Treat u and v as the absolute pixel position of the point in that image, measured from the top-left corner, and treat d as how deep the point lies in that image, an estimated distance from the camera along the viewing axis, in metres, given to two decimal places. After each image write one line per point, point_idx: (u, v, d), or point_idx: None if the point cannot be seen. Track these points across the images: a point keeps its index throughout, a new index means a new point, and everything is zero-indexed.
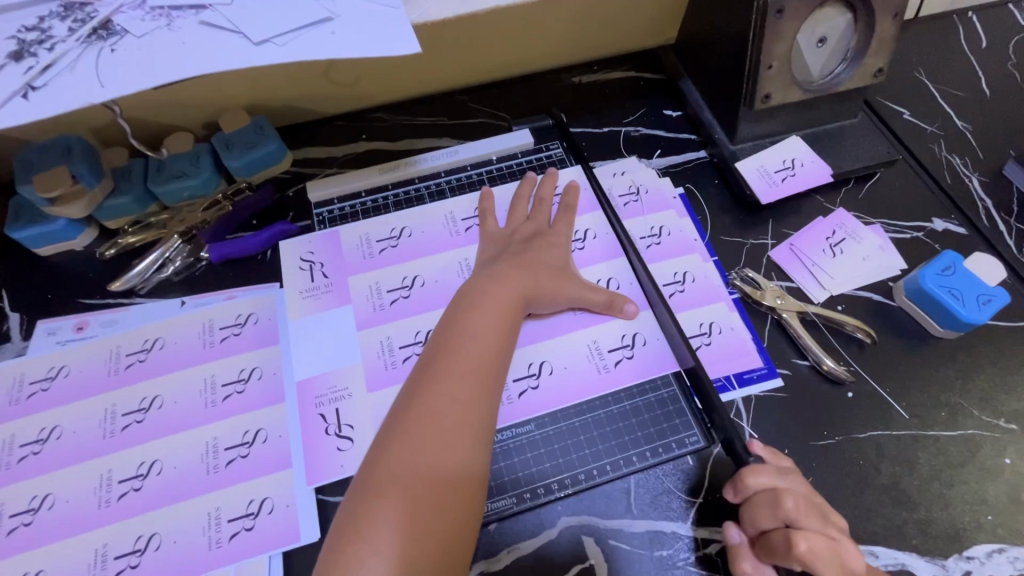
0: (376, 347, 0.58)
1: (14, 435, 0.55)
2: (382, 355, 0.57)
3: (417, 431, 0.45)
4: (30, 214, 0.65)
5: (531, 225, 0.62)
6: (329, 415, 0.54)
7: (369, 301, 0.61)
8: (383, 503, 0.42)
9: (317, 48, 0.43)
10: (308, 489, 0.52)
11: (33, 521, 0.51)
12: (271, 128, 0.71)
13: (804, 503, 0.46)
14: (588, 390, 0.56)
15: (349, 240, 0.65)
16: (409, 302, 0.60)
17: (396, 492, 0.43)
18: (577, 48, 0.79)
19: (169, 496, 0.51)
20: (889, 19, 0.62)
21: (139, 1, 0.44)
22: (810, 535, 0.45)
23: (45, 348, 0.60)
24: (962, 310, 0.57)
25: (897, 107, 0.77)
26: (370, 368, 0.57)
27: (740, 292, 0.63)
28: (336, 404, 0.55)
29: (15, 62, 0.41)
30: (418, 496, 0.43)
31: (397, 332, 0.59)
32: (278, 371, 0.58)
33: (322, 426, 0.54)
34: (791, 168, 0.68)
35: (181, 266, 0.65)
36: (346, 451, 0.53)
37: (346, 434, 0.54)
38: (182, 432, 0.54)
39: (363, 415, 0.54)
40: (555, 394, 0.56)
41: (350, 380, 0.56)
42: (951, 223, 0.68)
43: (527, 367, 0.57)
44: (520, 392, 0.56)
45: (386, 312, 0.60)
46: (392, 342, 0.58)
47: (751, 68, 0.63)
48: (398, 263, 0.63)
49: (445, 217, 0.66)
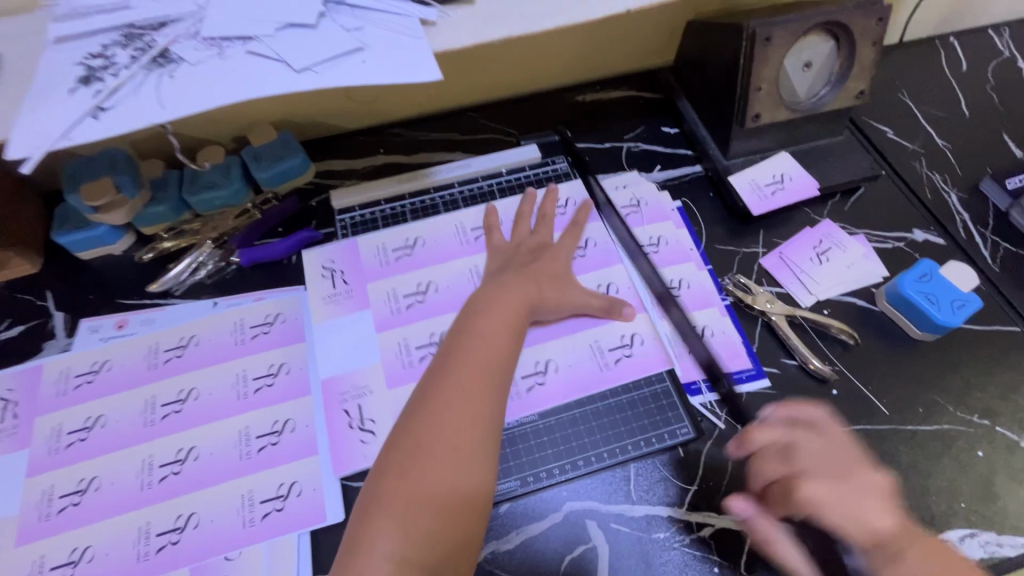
0: (394, 348, 0.63)
1: (62, 423, 0.59)
2: (399, 355, 0.62)
3: (423, 442, 0.48)
4: (74, 220, 0.70)
5: (537, 233, 0.67)
6: (352, 411, 0.59)
7: (386, 305, 0.65)
8: (391, 511, 0.46)
9: (351, 74, 0.48)
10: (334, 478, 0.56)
11: (82, 501, 0.55)
12: (296, 142, 0.76)
13: (816, 452, 0.49)
14: (591, 385, 0.61)
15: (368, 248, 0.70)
16: (424, 305, 0.65)
17: (403, 501, 0.46)
18: (581, 69, 0.84)
19: (206, 479, 0.56)
20: (869, 46, 0.68)
21: (193, 32, 0.49)
22: (813, 481, 0.47)
23: (89, 344, 0.65)
24: (938, 314, 0.62)
25: (881, 126, 0.82)
26: (389, 369, 0.61)
27: (733, 297, 0.67)
28: (360, 401, 0.60)
29: (85, 86, 0.46)
30: (423, 505, 0.46)
31: (411, 333, 0.63)
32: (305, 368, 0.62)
33: (345, 418, 0.59)
34: (781, 182, 0.73)
35: (212, 269, 0.70)
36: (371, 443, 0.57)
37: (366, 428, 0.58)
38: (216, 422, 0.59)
39: (382, 410, 0.59)
40: (560, 389, 0.60)
41: (371, 378, 0.61)
42: (930, 234, 0.73)
43: (535, 368, 0.61)
44: (524, 389, 0.60)
45: (401, 316, 0.65)
46: (409, 343, 0.63)
47: (742, 91, 0.68)
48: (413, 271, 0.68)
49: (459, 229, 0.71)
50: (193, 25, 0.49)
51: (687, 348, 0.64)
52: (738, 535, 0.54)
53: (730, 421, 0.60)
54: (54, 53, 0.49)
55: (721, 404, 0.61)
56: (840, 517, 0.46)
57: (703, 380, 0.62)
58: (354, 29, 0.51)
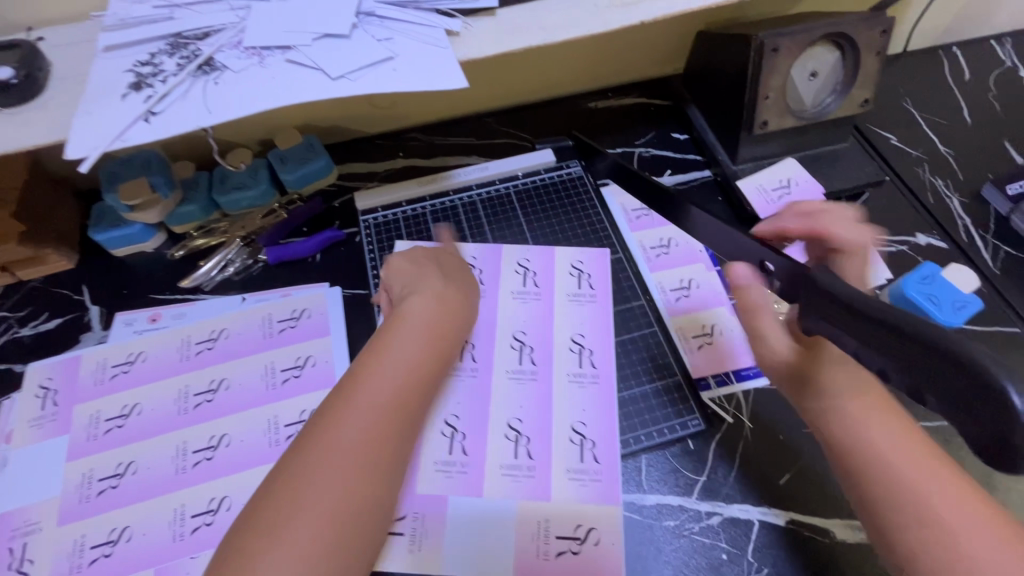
0: (437, 479, 0.58)
1: (99, 411, 0.62)
2: (450, 477, 0.58)
3: (350, 422, 0.45)
4: (110, 219, 0.73)
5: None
6: (540, 527, 0.55)
7: (450, 451, 0.59)
8: (295, 515, 0.40)
9: (383, 81, 0.51)
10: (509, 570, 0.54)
11: (120, 484, 0.58)
12: (320, 146, 0.79)
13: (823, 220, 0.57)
14: (608, 325, 0.67)
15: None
16: (473, 415, 0.61)
17: (321, 482, 0.42)
18: (593, 77, 0.88)
19: (237, 464, 0.59)
20: (873, 56, 0.70)
21: (236, 42, 0.52)
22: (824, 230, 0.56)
23: (124, 336, 0.68)
24: (940, 315, 0.65)
25: (885, 133, 0.84)
26: (456, 493, 0.57)
27: None
28: (537, 515, 0.56)
29: (136, 92, 0.50)
30: (345, 483, 0.42)
31: (502, 448, 0.59)
32: (439, 514, 0.56)
33: (537, 546, 0.55)
34: (787, 187, 0.75)
35: (240, 266, 0.73)
36: (597, 529, 0.56)
37: (580, 534, 0.55)
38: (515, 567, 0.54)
39: (566, 509, 0.56)
40: (601, 350, 0.65)
41: (464, 507, 0.57)
42: (933, 238, 0.75)
43: (579, 410, 0.61)
44: (593, 456, 0.59)
45: (470, 441, 0.60)
46: (435, 466, 0.58)
47: (750, 97, 0.71)
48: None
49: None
50: (235, 35, 0.53)
51: (696, 346, 0.66)
52: (745, 524, 0.57)
53: (738, 415, 0.62)
54: (106, 60, 0.53)
55: (729, 400, 0.63)
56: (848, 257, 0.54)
57: (712, 377, 0.64)
58: (384, 39, 0.54)
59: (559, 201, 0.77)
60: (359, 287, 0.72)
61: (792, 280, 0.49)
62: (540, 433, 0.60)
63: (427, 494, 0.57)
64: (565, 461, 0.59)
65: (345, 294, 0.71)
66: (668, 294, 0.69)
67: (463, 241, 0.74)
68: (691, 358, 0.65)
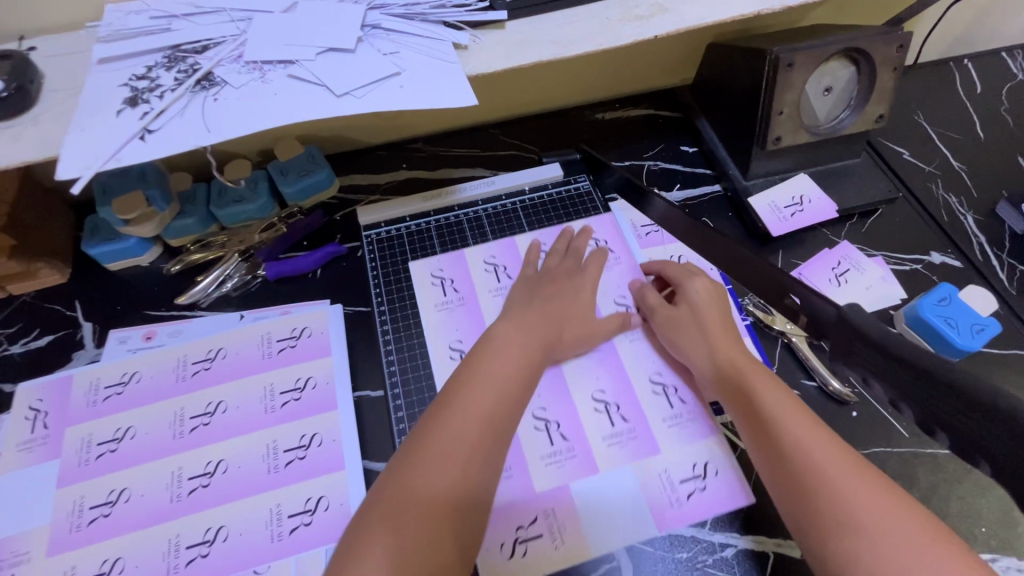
0: (549, 472, 0.59)
1: (91, 434, 0.60)
2: (561, 465, 0.59)
3: (445, 440, 0.47)
4: (104, 232, 0.71)
5: (565, 255, 0.68)
6: (663, 478, 0.59)
7: (551, 442, 0.60)
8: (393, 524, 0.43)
9: (389, 98, 0.49)
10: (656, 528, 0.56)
11: (112, 512, 0.56)
12: (322, 157, 0.77)
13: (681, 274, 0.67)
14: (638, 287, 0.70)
15: (441, 358, 0.65)
16: (556, 403, 0.62)
17: (406, 505, 0.44)
18: (601, 88, 0.86)
19: (235, 492, 0.57)
20: (889, 71, 0.68)
21: (236, 55, 0.50)
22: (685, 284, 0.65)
23: (118, 355, 0.66)
24: (958, 338, 0.63)
25: (898, 147, 0.83)
26: (574, 477, 0.59)
27: (753, 317, 0.68)
28: (655, 469, 0.59)
29: (131, 108, 0.48)
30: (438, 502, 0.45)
31: (597, 422, 0.62)
32: (569, 503, 0.58)
33: (668, 496, 0.58)
34: (800, 204, 0.74)
35: (238, 282, 0.71)
36: (711, 462, 0.59)
37: (700, 471, 0.59)
38: (659, 525, 0.56)
39: (677, 455, 0.60)
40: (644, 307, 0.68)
41: (582, 495, 0.58)
42: (948, 256, 0.73)
43: (649, 362, 0.65)
44: (678, 399, 0.63)
45: (566, 427, 0.61)
46: (543, 461, 0.59)
47: (764, 112, 0.69)
48: (465, 327, 0.67)
49: (436, 272, 0.71)
50: (234, 48, 0.51)
51: None
52: (760, 556, 0.55)
53: None
54: (100, 73, 0.51)
55: None
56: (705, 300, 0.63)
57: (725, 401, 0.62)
58: (390, 53, 0.52)
59: (566, 217, 0.75)
60: (362, 305, 0.70)
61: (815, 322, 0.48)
62: (624, 397, 0.63)
63: (548, 488, 0.58)
64: (657, 413, 0.62)
65: (347, 311, 0.70)
66: None
67: (465, 245, 0.73)
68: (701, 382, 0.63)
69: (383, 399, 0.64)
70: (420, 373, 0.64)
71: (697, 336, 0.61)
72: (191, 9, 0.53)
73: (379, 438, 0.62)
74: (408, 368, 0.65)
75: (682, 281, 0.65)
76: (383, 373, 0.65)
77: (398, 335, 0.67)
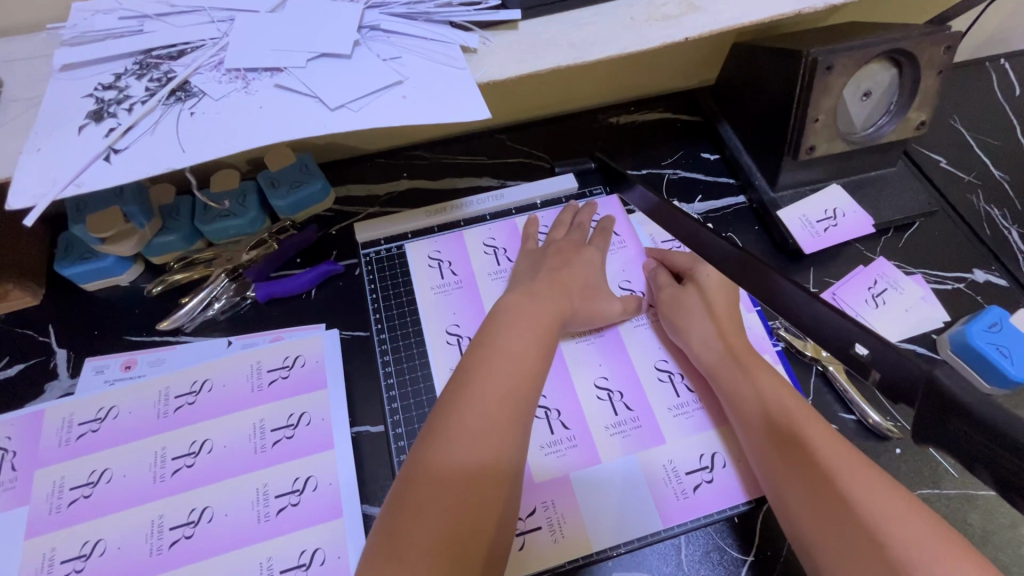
0: (549, 461, 0.55)
1: (64, 478, 0.55)
2: (562, 455, 0.55)
3: (460, 439, 0.43)
4: (79, 251, 0.65)
5: (568, 240, 0.64)
6: (667, 469, 0.55)
7: (552, 430, 0.56)
8: (417, 530, 0.39)
9: (389, 112, 0.43)
10: (659, 523, 0.52)
11: (84, 567, 0.51)
12: (316, 166, 0.71)
13: (692, 261, 0.64)
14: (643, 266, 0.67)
15: (438, 347, 0.62)
16: (558, 387, 0.59)
17: (428, 506, 0.40)
18: (615, 90, 0.80)
19: (220, 544, 0.52)
20: (935, 75, 0.62)
21: (215, 62, 0.44)
22: (696, 270, 0.62)
23: (94, 387, 0.60)
24: (1010, 368, 0.57)
25: (934, 155, 0.77)
26: (574, 466, 0.55)
27: (785, 343, 0.63)
28: (660, 458, 0.55)
29: (95, 123, 0.42)
30: (463, 503, 0.41)
31: (599, 409, 0.58)
32: (569, 495, 0.53)
33: (674, 487, 0.54)
34: (834, 218, 0.68)
35: (226, 304, 0.65)
36: (721, 453, 0.56)
37: (708, 462, 0.55)
38: (663, 519, 0.53)
39: (683, 446, 0.56)
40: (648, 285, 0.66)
41: (584, 484, 0.54)
42: (992, 274, 0.68)
43: (654, 349, 0.62)
44: (685, 387, 0.59)
45: (568, 414, 0.57)
46: (543, 450, 0.55)
47: (797, 120, 0.63)
48: (463, 311, 0.64)
49: (432, 253, 0.68)
50: (214, 53, 0.45)
51: None
52: None
53: None
54: (61, 83, 0.45)
55: None
56: (715, 286, 0.61)
57: None
58: (390, 58, 0.46)
59: None
60: (360, 330, 0.64)
61: (892, 382, 0.34)
62: (629, 384, 0.59)
63: (547, 480, 0.54)
64: (662, 400, 0.58)
65: (344, 336, 0.64)
66: None
67: (460, 229, 0.70)
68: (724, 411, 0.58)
69: (383, 435, 0.58)
70: (420, 400, 0.59)
71: (699, 323, 0.59)
72: (166, 8, 0.47)
73: (379, 480, 0.56)
74: (411, 404, 0.59)
75: (693, 267, 0.63)
76: (383, 407, 0.59)
77: (398, 362, 0.62)
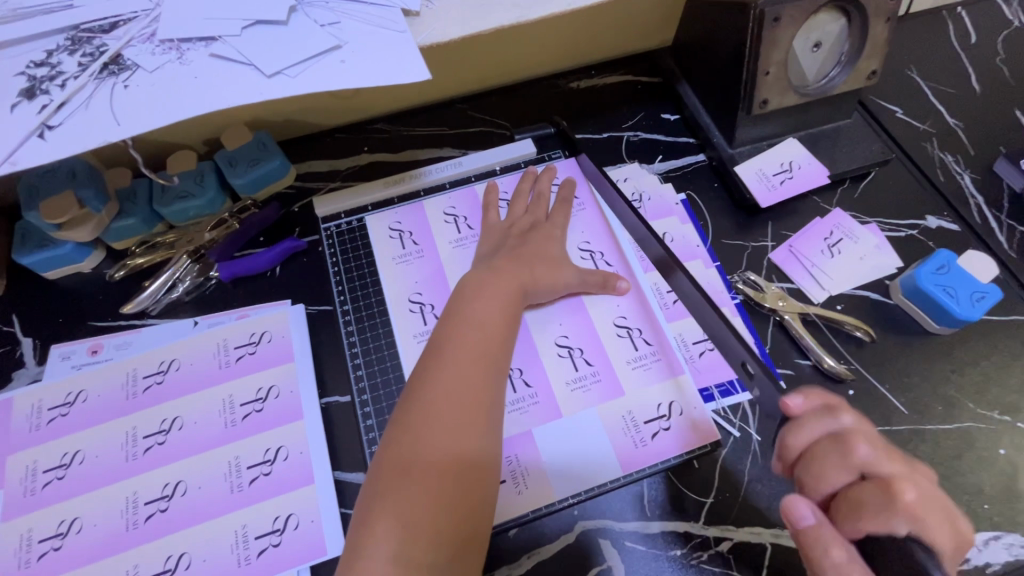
0: (511, 419, 0.56)
1: (36, 461, 0.56)
2: (523, 412, 0.57)
3: (432, 415, 0.44)
4: (36, 238, 0.64)
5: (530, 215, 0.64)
6: (627, 420, 0.57)
7: (514, 389, 0.58)
8: (394, 505, 0.40)
9: (327, 77, 0.43)
10: (618, 471, 0.55)
11: (62, 545, 0.52)
12: (274, 143, 0.70)
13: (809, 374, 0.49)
14: (603, 226, 0.68)
15: (401, 315, 0.63)
16: (518, 348, 0.60)
17: (407, 482, 0.41)
18: (575, 54, 0.79)
19: (196, 515, 0.53)
20: (882, 22, 0.63)
21: (148, 34, 0.44)
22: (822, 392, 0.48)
23: (61, 373, 0.60)
24: (956, 307, 0.59)
25: (890, 106, 0.78)
26: (535, 423, 0.56)
27: (744, 296, 0.65)
28: (618, 411, 0.57)
29: (28, 100, 0.42)
30: (441, 476, 0.42)
31: (560, 367, 0.59)
32: (531, 449, 0.55)
33: (632, 437, 0.56)
34: (789, 171, 0.70)
35: (191, 285, 0.65)
36: (677, 402, 0.57)
37: (665, 411, 0.57)
38: (621, 466, 0.55)
39: (641, 397, 0.58)
40: (606, 243, 0.66)
41: (545, 439, 0.56)
42: (944, 219, 0.70)
43: (614, 306, 0.62)
44: (643, 340, 0.61)
45: (530, 373, 0.59)
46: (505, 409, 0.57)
47: (748, 74, 0.63)
48: (425, 279, 0.65)
49: (393, 224, 0.68)
50: (147, 25, 0.44)
51: (697, 353, 0.60)
52: (758, 548, 0.52)
53: (744, 428, 0.57)
54: None
55: (735, 411, 0.58)
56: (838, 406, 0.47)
57: (716, 386, 0.58)
58: (329, 23, 0.46)
59: None
60: (324, 304, 0.65)
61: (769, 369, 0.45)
62: (588, 341, 0.60)
63: (510, 436, 0.56)
64: (621, 354, 0.60)
65: (309, 311, 0.65)
66: (664, 297, 0.63)
67: (419, 199, 0.70)
68: (692, 368, 0.59)
69: (351, 405, 0.59)
70: (385, 368, 0.60)
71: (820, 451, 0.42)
72: None
73: (349, 447, 0.57)
74: (376, 371, 0.60)
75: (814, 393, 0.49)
76: (350, 377, 0.60)
77: (362, 332, 0.62)
